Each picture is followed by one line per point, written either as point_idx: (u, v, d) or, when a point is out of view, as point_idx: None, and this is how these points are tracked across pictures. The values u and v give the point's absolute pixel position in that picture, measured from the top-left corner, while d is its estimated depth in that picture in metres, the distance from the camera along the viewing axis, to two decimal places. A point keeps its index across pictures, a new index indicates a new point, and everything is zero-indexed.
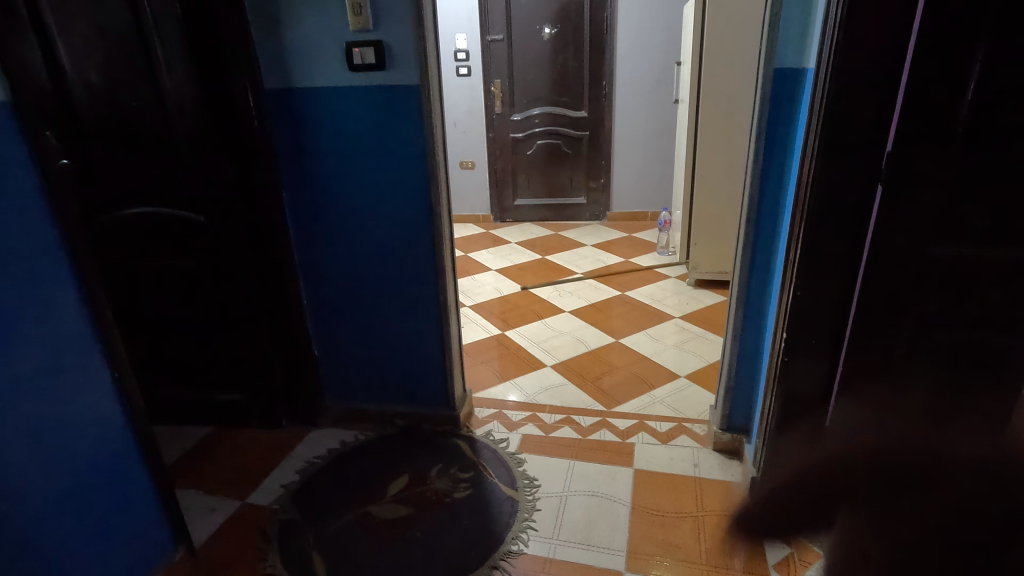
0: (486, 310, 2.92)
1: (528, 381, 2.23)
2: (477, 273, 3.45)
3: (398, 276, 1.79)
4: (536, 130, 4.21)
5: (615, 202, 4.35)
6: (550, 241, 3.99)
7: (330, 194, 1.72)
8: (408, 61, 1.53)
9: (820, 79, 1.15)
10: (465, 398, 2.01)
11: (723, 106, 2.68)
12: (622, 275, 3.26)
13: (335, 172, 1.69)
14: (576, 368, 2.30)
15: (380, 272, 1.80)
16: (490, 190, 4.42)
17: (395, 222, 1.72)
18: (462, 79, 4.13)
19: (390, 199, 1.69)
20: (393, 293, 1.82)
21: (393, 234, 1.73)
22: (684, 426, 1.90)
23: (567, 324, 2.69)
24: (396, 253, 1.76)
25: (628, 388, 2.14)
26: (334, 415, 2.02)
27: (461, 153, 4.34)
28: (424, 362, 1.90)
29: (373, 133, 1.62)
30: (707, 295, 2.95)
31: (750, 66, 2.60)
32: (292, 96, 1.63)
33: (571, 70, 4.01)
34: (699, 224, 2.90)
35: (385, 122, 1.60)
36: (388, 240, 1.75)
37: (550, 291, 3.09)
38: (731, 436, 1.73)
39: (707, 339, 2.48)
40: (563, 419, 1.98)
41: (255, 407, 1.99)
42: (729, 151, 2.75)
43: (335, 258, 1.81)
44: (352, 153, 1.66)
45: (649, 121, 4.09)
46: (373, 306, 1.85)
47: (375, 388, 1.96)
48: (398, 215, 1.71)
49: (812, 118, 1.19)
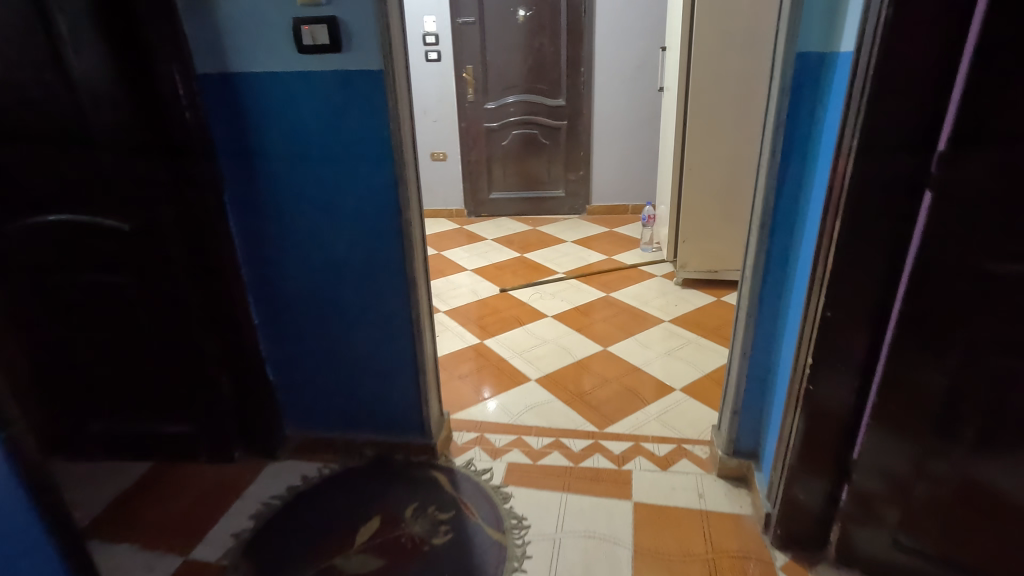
0: (463, 316, 2.71)
1: (511, 398, 2.04)
2: (452, 274, 3.23)
3: (364, 292, 1.57)
4: (511, 119, 3.98)
5: (596, 195, 4.16)
6: (528, 236, 3.79)
7: (282, 199, 1.48)
8: (369, 41, 1.29)
9: (861, 67, 0.97)
10: (443, 422, 1.80)
11: (714, 95, 2.50)
12: (606, 274, 3.09)
13: (286, 174, 1.45)
14: (564, 382, 2.12)
15: (343, 288, 1.57)
16: (464, 183, 4.18)
17: (359, 231, 1.49)
18: (432, 65, 3.87)
19: (352, 205, 1.46)
20: (358, 311, 1.59)
21: (356, 245, 1.51)
22: (684, 448, 1.74)
23: (551, 331, 2.50)
24: (360, 266, 1.53)
25: (621, 405, 1.97)
26: (294, 445, 1.79)
27: (432, 144, 4.09)
28: (396, 386, 1.68)
29: (329, 128, 1.38)
30: (695, 295, 2.78)
31: (742, 52, 2.42)
32: (231, 83, 1.37)
33: (548, 55, 3.79)
34: (688, 220, 2.74)
35: (343, 115, 1.37)
36: (351, 252, 1.52)
37: (530, 294, 2.89)
38: (738, 462, 1.58)
39: (701, 345, 2.32)
40: (551, 444, 1.79)
41: (203, 439, 1.75)
42: (720, 144, 2.58)
43: (290, 272, 1.57)
44: (306, 152, 1.42)
45: (630, 110, 3.90)
46: (336, 325, 1.62)
47: (341, 415, 1.74)
48: (362, 223, 1.48)
49: (848, 114, 1.01)
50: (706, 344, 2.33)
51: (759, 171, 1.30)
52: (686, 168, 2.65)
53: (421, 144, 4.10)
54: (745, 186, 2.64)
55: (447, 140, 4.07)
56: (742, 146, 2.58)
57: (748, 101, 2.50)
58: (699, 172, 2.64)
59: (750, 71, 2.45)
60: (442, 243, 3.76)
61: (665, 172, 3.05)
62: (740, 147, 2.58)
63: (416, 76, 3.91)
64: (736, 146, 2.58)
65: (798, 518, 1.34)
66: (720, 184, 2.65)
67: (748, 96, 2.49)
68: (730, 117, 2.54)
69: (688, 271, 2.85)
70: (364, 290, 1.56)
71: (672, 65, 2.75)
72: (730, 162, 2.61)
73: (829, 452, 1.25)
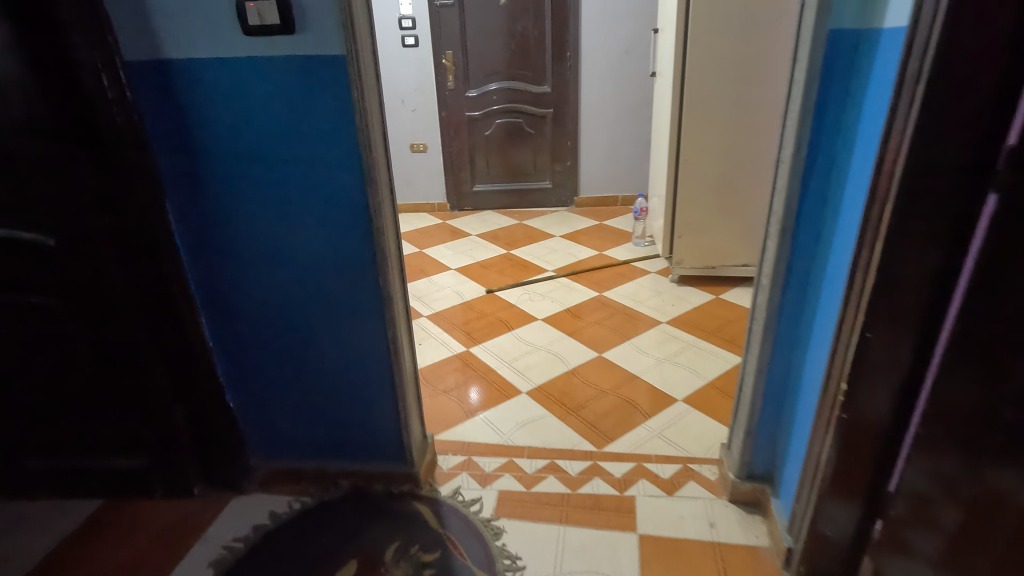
0: (447, 321, 2.53)
1: (500, 414, 1.88)
2: (434, 274, 3.05)
3: (332, 310, 1.38)
4: (493, 108, 3.78)
5: (584, 186, 3.99)
6: (514, 231, 3.62)
7: (232, 206, 1.29)
8: (326, 21, 1.09)
9: (915, 46, 0.81)
10: (427, 447, 1.64)
11: (712, 81, 2.34)
12: (598, 272, 2.93)
13: (236, 176, 1.25)
14: (557, 394, 1.96)
15: (308, 305, 1.38)
16: (445, 176, 3.99)
17: (325, 241, 1.30)
18: (409, 51, 3.64)
19: (315, 212, 1.27)
20: (326, 331, 1.41)
21: (321, 257, 1.32)
22: (690, 469, 1.59)
23: (542, 336, 2.34)
24: (327, 280, 1.35)
25: (620, 419, 1.82)
26: (261, 476, 1.61)
27: (411, 135, 3.88)
28: (373, 411, 1.51)
29: (284, 122, 1.19)
30: (692, 294, 2.63)
31: (742, 34, 2.25)
32: (166, 73, 1.17)
33: (532, 39, 3.58)
34: (684, 215, 2.59)
35: (300, 108, 1.17)
36: (316, 265, 1.33)
37: (518, 294, 2.73)
38: (752, 486, 1.44)
39: (702, 350, 2.17)
40: (546, 467, 1.64)
41: (157, 474, 1.57)
42: (718, 133, 2.42)
43: (246, 288, 1.38)
44: (258, 151, 1.23)
45: (618, 97, 3.73)
46: (301, 347, 1.43)
47: (312, 444, 1.56)
48: (327, 232, 1.29)
49: (897, 101, 0.85)
50: (707, 348, 2.18)
51: (779, 167, 1.15)
52: (682, 159, 2.49)
53: (399, 135, 3.88)
54: (745, 178, 2.49)
55: (426, 131, 3.86)
56: (742, 136, 2.42)
57: (748, 87, 2.34)
58: (696, 164, 2.48)
59: (750, 55, 2.28)
60: (424, 240, 3.57)
61: (659, 163, 2.89)
62: (739, 136, 2.42)
63: (392, 62, 3.68)
64: (736, 136, 2.42)
65: (826, 556, 1.20)
66: (718, 176, 2.50)
67: (749, 82, 2.33)
68: (729, 105, 2.38)
69: (685, 268, 2.70)
70: (332, 307, 1.38)
71: (665, 49, 2.57)
72: (729, 152, 2.45)
73: (862, 487, 1.10)
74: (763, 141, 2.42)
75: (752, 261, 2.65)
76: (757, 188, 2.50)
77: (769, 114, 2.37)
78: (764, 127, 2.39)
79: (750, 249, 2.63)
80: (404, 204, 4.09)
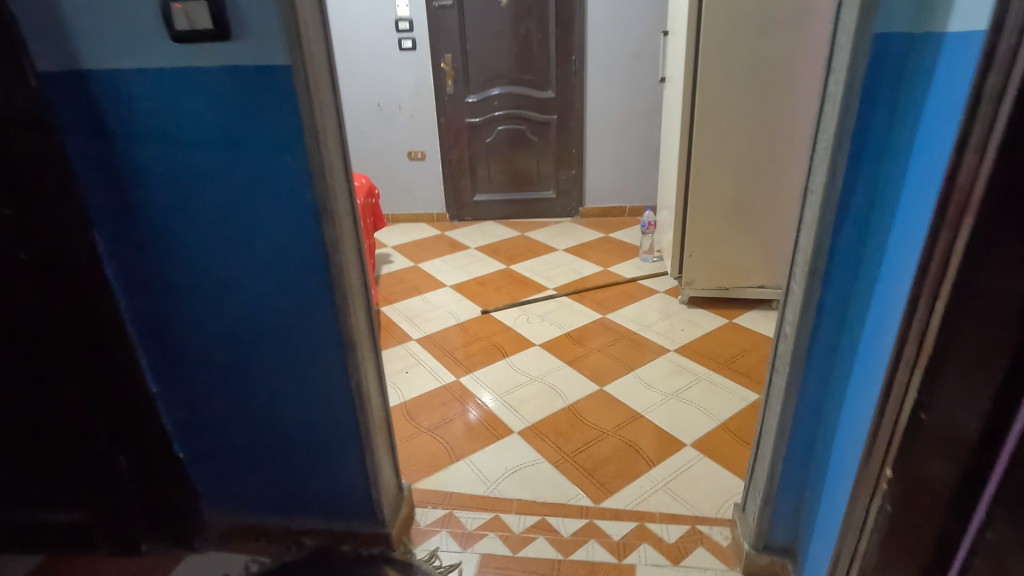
0: (438, 345, 2.36)
1: (489, 458, 1.70)
2: (428, 291, 2.88)
3: (288, 354, 1.21)
4: (495, 114, 3.61)
5: (590, 195, 3.80)
6: (515, 244, 3.44)
7: (167, 236, 1.11)
8: (267, 25, 0.92)
9: (996, 52, 0.61)
10: (402, 501, 1.46)
11: (727, 88, 2.14)
12: (602, 291, 2.74)
13: (171, 205, 1.08)
14: (552, 435, 1.78)
15: (259, 349, 1.21)
16: (445, 185, 3.82)
17: (275, 279, 1.13)
18: (406, 55, 3.48)
19: (262, 245, 1.09)
20: (282, 377, 1.24)
21: (271, 296, 1.14)
22: (699, 532, 1.40)
23: (538, 365, 2.16)
24: (279, 321, 1.17)
25: (621, 467, 1.63)
26: (218, 532, 1.45)
27: (409, 142, 3.71)
28: (339, 466, 1.33)
29: (223, 143, 1.02)
30: (703, 317, 2.44)
31: (761, 36, 2.05)
32: (85, 87, 0.99)
33: (535, 42, 3.40)
34: (696, 233, 2.39)
35: (240, 126, 1.00)
36: (267, 305, 1.15)
37: (516, 316, 2.55)
38: (769, 560, 1.25)
39: (714, 384, 1.98)
40: (536, 525, 1.46)
41: (102, 529, 1.41)
42: (733, 145, 2.23)
43: (189, 329, 1.20)
44: (195, 176, 1.05)
45: (626, 103, 3.53)
46: (255, 394, 1.26)
47: (273, 498, 1.40)
48: (277, 270, 1.12)
49: (970, 126, 0.65)
50: (720, 382, 1.99)
51: (810, 198, 0.96)
52: (694, 173, 2.29)
53: (397, 142, 3.72)
54: (763, 193, 2.29)
55: (425, 138, 3.69)
56: (760, 148, 2.22)
57: (768, 94, 2.13)
58: (710, 178, 2.29)
59: (769, 59, 2.08)
60: (420, 253, 3.40)
61: (669, 175, 2.70)
62: (757, 148, 2.22)
63: (389, 67, 3.52)
64: (753, 148, 2.22)
65: None
66: (733, 191, 2.30)
67: (769, 89, 2.12)
68: (746, 114, 2.17)
69: (697, 289, 2.50)
70: (287, 351, 1.20)
71: (675, 53, 2.38)
72: (746, 165, 2.25)
73: None
74: (784, 153, 2.21)
75: (769, 281, 2.45)
76: (776, 204, 2.30)
77: (791, 125, 2.16)
78: (784, 138, 2.19)
79: (768, 269, 2.43)
80: (402, 213, 3.92)
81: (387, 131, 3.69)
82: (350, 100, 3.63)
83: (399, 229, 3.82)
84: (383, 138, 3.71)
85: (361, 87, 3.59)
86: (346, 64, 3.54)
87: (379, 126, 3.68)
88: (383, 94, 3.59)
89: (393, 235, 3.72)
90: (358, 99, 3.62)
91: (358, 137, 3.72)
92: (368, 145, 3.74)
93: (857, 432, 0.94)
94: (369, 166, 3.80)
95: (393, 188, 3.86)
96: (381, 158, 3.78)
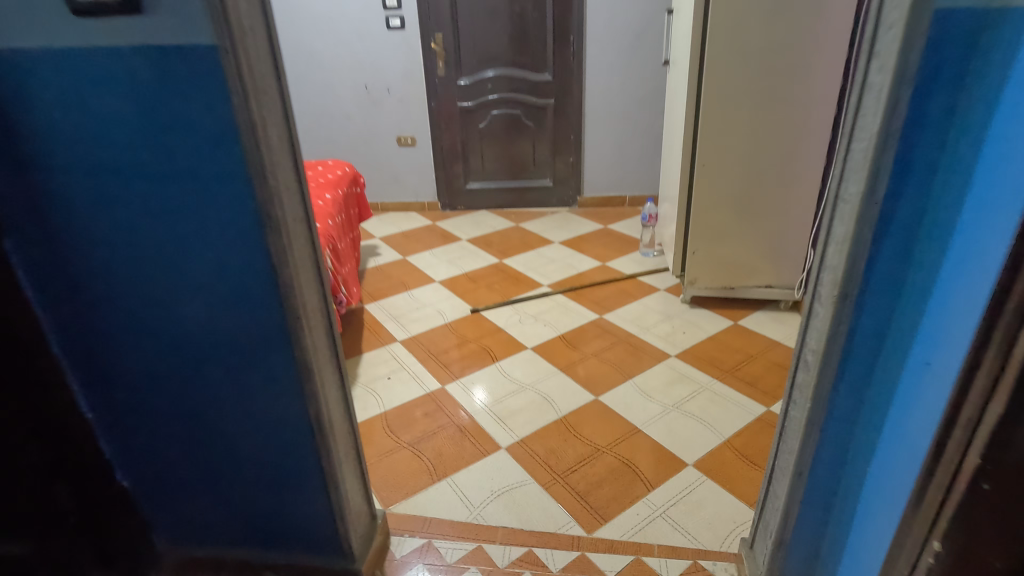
0: (424, 347, 2.22)
1: (473, 478, 1.57)
2: (416, 287, 2.73)
3: (236, 379, 1.06)
4: (488, 98, 3.42)
5: (589, 184, 3.63)
6: (510, 236, 3.28)
7: (91, 245, 0.95)
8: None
9: None
10: (374, 531, 1.33)
11: (737, 73, 1.97)
12: (599, 288, 2.59)
13: (91, 211, 0.92)
14: (543, 452, 1.64)
15: (205, 373, 1.06)
16: (436, 172, 3.64)
17: (217, 297, 0.98)
18: (394, 34, 3.28)
19: (199, 259, 0.94)
20: (234, 403, 1.09)
21: (213, 317, 1.00)
22: (701, 568, 1.27)
23: (530, 371, 2.02)
24: (226, 341, 1.02)
25: (616, 490, 1.50)
26: (171, 565, 1.32)
27: (399, 127, 3.53)
28: (300, 498, 1.20)
29: (148, 138, 0.86)
30: (706, 318, 2.29)
31: (775, 16, 1.87)
32: None
33: (531, 21, 3.21)
34: (701, 229, 2.23)
35: (168, 118, 0.84)
36: (208, 325, 1.01)
37: (507, 316, 2.40)
38: None
39: (717, 395, 1.84)
40: (522, 559, 1.32)
41: None
42: (742, 135, 2.06)
43: (124, 351, 1.06)
44: (116, 178, 0.89)
45: (627, 87, 3.35)
46: (204, 420, 1.12)
47: (230, 531, 1.26)
48: (218, 287, 0.97)
49: None
50: (724, 393, 1.85)
51: (841, 210, 0.82)
52: (700, 165, 2.12)
53: (386, 128, 3.54)
54: (773, 188, 2.12)
55: (415, 123, 3.51)
56: (772, 138, 2.05)
57: (781, 80, 1.96)
58: (716, 171, 2.13)
59: (784, 41, 1.90)
60: (409, 245, 3.24)
61: (672, 166, 2.53)
62: (768, 138, 2.05)
63: (376, 47, 3.33)
64: (764, 138, 2.05)
65: None
66: (741, 185, 2.14)
67: (783, 74, 1.95)
68: (757, 102, 2.00)
69: (700, 289, 2.35)
70: (237, 374, 1.05)
71: (680, 34, 2.20)
72: (755, 157, 2.09)
73: None
74: (797, 145, 2.04)
75: (778, 281, 2.29)
76: (787, 199, 2.13)
77: (806, 113, 1.99)
78: (798, 128, 2.02)
79: (777, 268, 2.27)
80: (392, 202, 3.76)
81: (375, 116, 3.51)
82: (336, 82, 3.44)
83: (388, 219, 3.65)
84: (371, 123, 3.53)
85: (347, 69, 3.40)
86: (331, 44, 3.34)
87: (366, 110, 3.50)
88: (371, 76, 3.40)
89: (383, 225, 3.56)
90: (344, 81, 3.43)
91: (344, 122, 3.54)
92: (356, 130, 3.56)
93: (897, 488, 0.80)
94: (357, 152, 3.63)
95: (382, 175, 3.69)
96: (369, 144, 3.60)
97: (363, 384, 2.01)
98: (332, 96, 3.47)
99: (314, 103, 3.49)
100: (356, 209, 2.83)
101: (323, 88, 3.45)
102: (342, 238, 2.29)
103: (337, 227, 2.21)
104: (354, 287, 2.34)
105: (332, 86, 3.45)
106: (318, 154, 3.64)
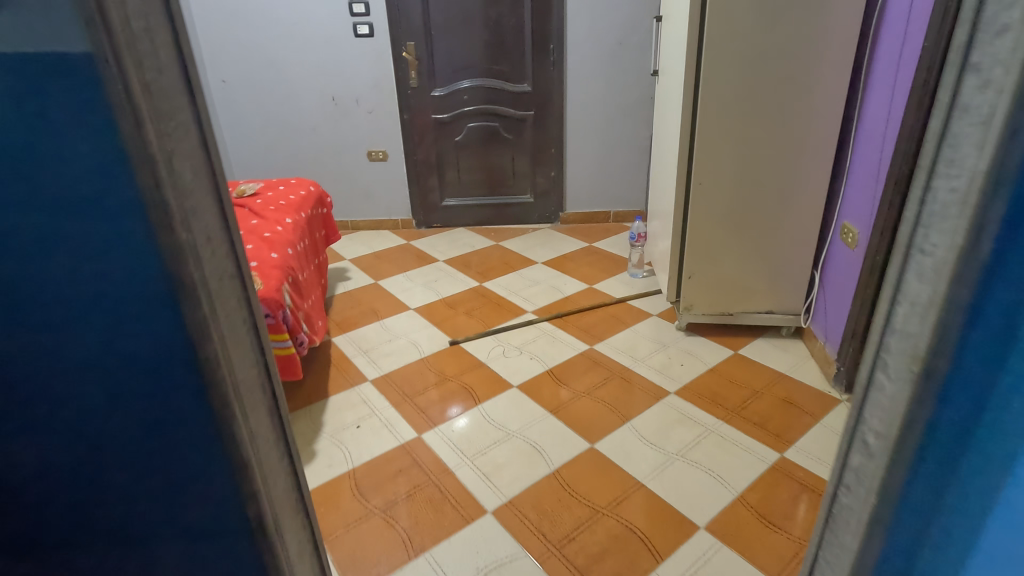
0: (398, 388, 2.00)
1: (455, 554, 1.36)
2: (389, 315, 2.50)
3: (150, 484, 0.82)
4: (464, 109, 3.23)
5: (571, 200, 3.46)
6: (489, 256, 3.08)
7: None
8: None
9: None
10: None
11: (735, 85, 1.81)
12: (588, 314, 2.40)
13: None
14: (535, 517, 1.44)
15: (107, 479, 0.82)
16: (410, 188, 3.43)
17: (117, 386, 0.74)
18: (363, 42, 3.07)
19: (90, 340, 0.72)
20: (149, 510, 0.85)
21: (113, 410, 0.76)
22: None
23: (517, 415, 1.82)
24: (131, 436, 0.78)
25: (620, 564, 1.31)
26: None
27: (369, 141, 3.31)
28: None
29: (11, 180, 0.63)
30: (704, 347, 2.13)
31: (776, 23, 1.72)
32: None
33: (509, 29, 3.03)
34: (697, 252, 2.06)
35: (38, 153, 0.62)
36: (106, 421, 0.77)
37: (489, 348, 2.20)
38: None
39: (725, 440, 1.66)
40: None
41: None
42: (741, 151, 1.90)
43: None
44: None
45: (611, 98, 3.19)
46: (111, 533, 0.87)
47: None
48: (119, 374, 0.74)
49: None
50: (731, 437, 1.68)
51: (922, 264, 0.63)
52: (696, 183, 1.96)
53: (356, 141, 3.32)
54: (774, 207, 1.97)
55: (387, 136, 3.30)
56: (773, 155, 1.90)
57: (783, 92, 1.81)
58: (713, 190, 1.96)
59: (786, 50, 1.76)
60: (381, 267, 3.02)
61: (664, 183, 2.37)
62: (769, 154, 1.90)
63: (344, 56, 3.11)
64: (764, 155, 1.90)
65: None
66: (740, 205, 1.98)
67: (785, 86, 1.80)
68: (757, 115, 1.85)
69: (696, 315, 2.18)
70: (148, 475, 0.82)
71: (671, 42, 2.04)
72: (755, 175, 1.93)
73: None
74: (800, 162, 1.89)
75: (780, 307, 2.13)
76: (789, 219, 1.98)
77: (809, 129, 1.85)
78: (801, 143, 1.87)
79: (778, 293, 2.11)
80: (363, 220, 3.53)
81: (344, 129, 3.29)
82: (301, 93, 3.20)
83: (359, 238, 3.42)
84: (340, 136, 3.31)
85: (313, 79, 3.17)
86: (294, 52, 3.11)
87: (334, 122, 3.27)
88: (338, 86, 3.18)
89: (353, 245, 3.32)
90: (309, 91, 3.20)
91: (310, 135, 3.30)
92: (323, 144, 3.33)
93: None
94: (325, 167, 3.39)
95: (352, 192, 3.46)
96: (337, 159, 3.37)
97: (328, 434, 1.79)
98: (296, 108, 3.24)
99: (277, 115, 3.25)
100: (322, 231, 2.60)
101: (286, 99, 3.22)
102: (306, 267, 2.06)
103: (299, 255, 1.99)
104: (319, 320, 2.11)
105: (296, 97, 3.21)
106: (282, 169, 3.39)
